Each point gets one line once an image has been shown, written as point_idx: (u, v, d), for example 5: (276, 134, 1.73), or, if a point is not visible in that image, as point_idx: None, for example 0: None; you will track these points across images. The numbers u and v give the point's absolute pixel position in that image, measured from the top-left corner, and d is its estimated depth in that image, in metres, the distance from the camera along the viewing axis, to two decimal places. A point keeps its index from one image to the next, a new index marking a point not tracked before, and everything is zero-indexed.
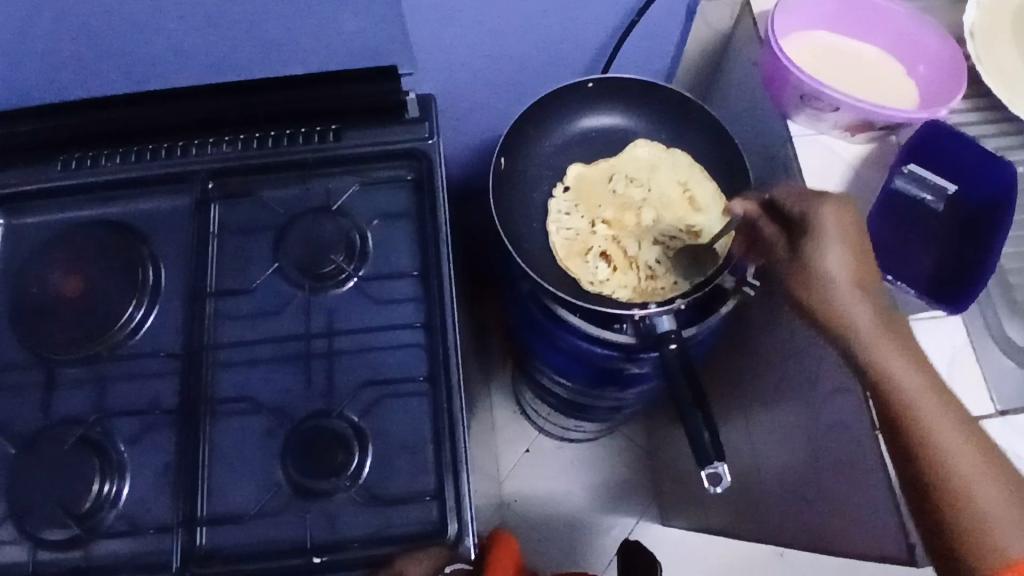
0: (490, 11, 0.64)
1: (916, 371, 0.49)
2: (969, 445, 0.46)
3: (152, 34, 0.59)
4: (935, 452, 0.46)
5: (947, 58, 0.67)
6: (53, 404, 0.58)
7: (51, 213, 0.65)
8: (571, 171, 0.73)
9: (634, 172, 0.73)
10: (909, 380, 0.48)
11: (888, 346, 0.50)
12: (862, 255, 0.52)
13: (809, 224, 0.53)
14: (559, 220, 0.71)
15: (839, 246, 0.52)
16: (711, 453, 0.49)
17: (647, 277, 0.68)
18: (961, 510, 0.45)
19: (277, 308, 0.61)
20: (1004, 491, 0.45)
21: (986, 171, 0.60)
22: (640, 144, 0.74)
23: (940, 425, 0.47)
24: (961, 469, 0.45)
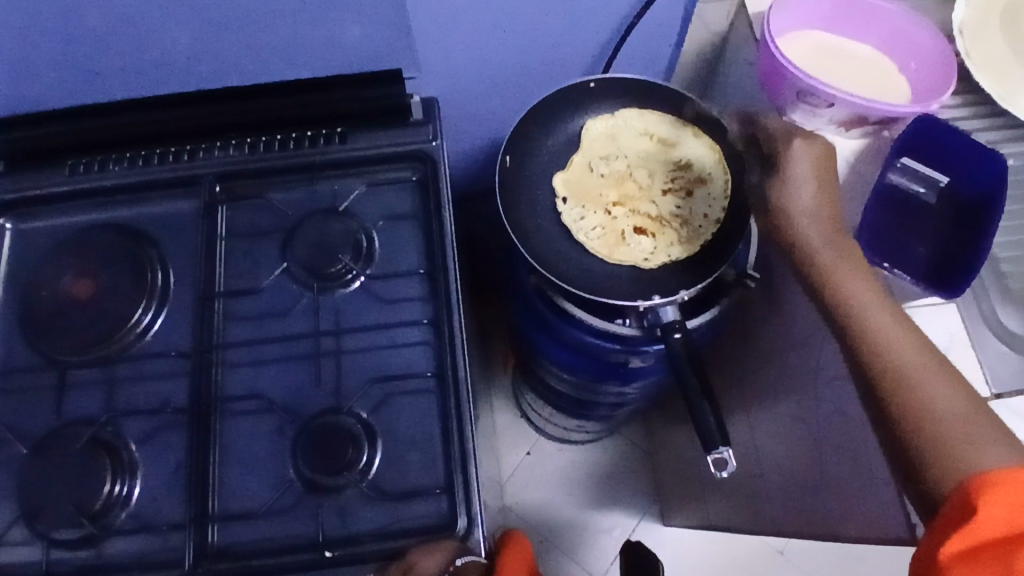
0: (493, 13, 0.66)
1: (877, 302, 0.55)
2: (926, 367, 0.52)
3: (160, 39, 0.60)
4: (897, 372, 0.51)
5: (937, 55, 0.69)
6: (64, 405, 0.59)
7: (60, 217, 0.66)
8: (556, 182, 0.73)
9: (605, 151, 0.74)
10: (872, 311, 0.54)
11: (852, 278, 0.56)
12: (830, 198, 0.60)
13: (785, 165, 0.62)
14: (578, 228, 0.71)
15: (809, 189, 0.60)
16: (717, 438, 0.52)
17: (684, 224, 0.71)
18: (921, 425, 0.49)
19: (286, 306, 0.62)
20: (958, 408, 0.50)
21: (977, 163, 0.62)
22: (589, 124, 0.75)
23: (900, 348, 0.52)
24: (919, 386, 0.51)
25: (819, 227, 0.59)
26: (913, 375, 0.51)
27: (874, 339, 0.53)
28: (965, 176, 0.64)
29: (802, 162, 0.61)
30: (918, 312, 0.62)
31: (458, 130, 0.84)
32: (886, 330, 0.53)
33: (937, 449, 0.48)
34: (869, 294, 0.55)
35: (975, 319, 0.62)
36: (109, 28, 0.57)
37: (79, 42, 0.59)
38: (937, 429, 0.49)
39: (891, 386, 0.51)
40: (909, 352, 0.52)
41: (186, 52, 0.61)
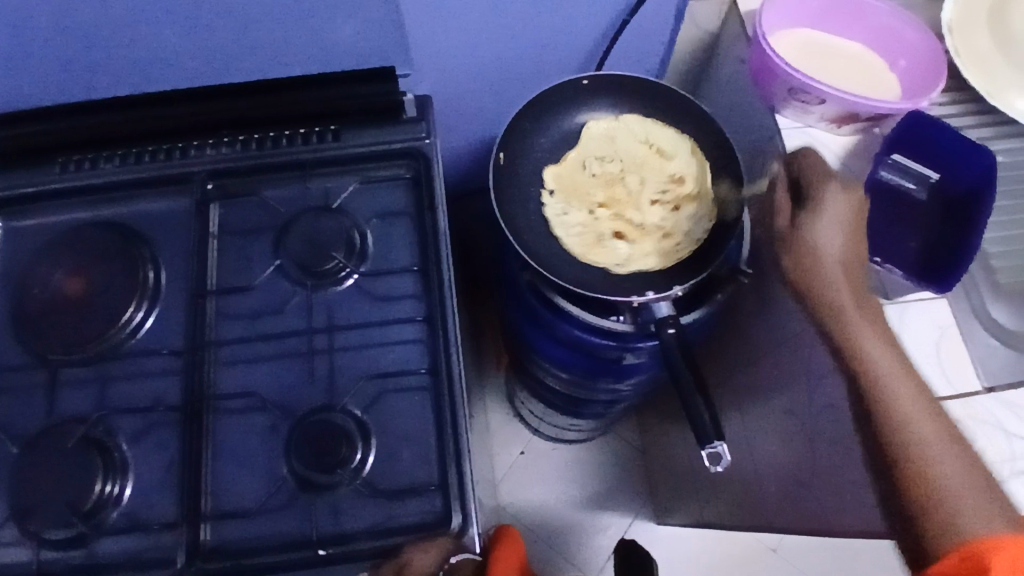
0: (486, 10, 0.66)
1: (888, 354, 0.54)
2: (930, 424, 0.52)
3: (152, 35, 0.59)
4: (904, 431, 0.51)
5: (926, 52, 0.70)
6: (55, 404, 0.58)
7: (50, 215, 0.65)
8: (547, 175, 0.74)
9: (601, 151, 0.75)
10: (883, 362, 0.53)
11: (864, 327, 0.55)
12: (851, 238, 0.57)
13: (813, 200, 0.59)
14: (561, 222, 0.71)
15: (834, 227, 0.57)
16: (711, 433, 0.51)
17: (665, 237, 0.71)
18: (923, 485, 0.50)
19: (279, 304, 0.62)
20: (959, 469, 0.51)
21: (967, 160, 0.63)
22: (591, 124, 0.75)
23: (908, 406, 0.52)
24: (925, 446, 0.51)
25: (836, 270, 0.57)
26: (919, 434, 0.51)
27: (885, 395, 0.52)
28: (954, 172, 0.64)
29: (829, 205, 0.58)
30: (909, 306, 0.62)
31: (451, 128, 0.84)
32: (896, 386, 0.52)
33: (936, 511, 0.49)
34: (879, 344, 0.54)
35: (965, 314, 0.62)
36: (100, 21, 0.57)
37: (70, 38, 0.58)
38: (938, 491, 0.50)
39: (898, 445, 0.51)
40: (917, 408, 0.52)
41: (178, 47, 0.61)
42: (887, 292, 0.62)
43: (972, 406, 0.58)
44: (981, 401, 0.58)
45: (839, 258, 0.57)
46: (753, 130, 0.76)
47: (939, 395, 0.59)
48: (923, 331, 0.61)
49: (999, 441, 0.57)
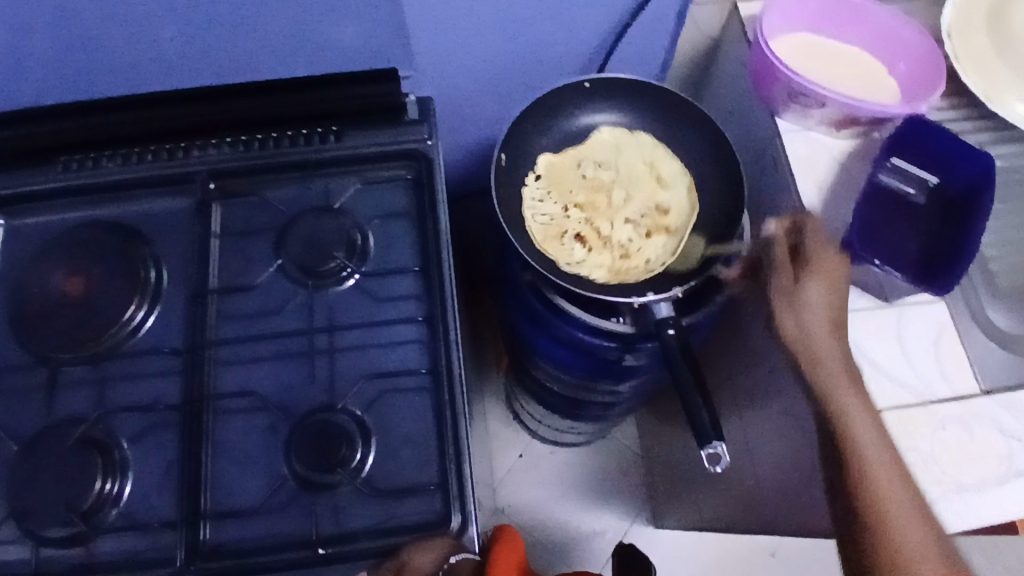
0: (488, 12, 0.66)
1: (866, 413, 0.55)
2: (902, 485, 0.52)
3: (155, 34, 0.60)
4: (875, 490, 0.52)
5: (926, 56, 0.70)
6: (55, 403, 0.58)
7: (51, 214, 0.65)
8: (540, 160, 0.75)
9: (601, 157, 0.76)
10: (862, 429, 0.54)
11: (844, 386, 0.56)
12: (837, 301, 0.58)
13: (812, 256, 0.60)
14: (534, 206, 0.73)
15: (822, 289, 0.58)
16: (711, 433, 0.52)
17: (622, 256, 0.71)
18: (888, 543, 0.50)
19: (280, 304, 0.62)
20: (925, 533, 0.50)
21: (964, 162, 0.63)
22: (605, 130, 0.76)
23: (880, 466, 0.52)
24: (892, 506, 0.51)
25: (822, 330, 0.58)
26: (889, 493, 0.51)
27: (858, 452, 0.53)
28: (950, 175, 0.65)
29: (823, 270, 0.59)
30: (906, 309, 0.63)
31: (452, 131, 0.84)
32: (871, 445, 0.53)
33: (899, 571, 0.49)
34: (857, 402, 0.55)
35: (965, 317, 0.63)
36: (102, 18, 0.57)
37: (74, 36, 0.58)
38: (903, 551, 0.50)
39: (867, 503, 0.51)
40: (889, 467, 0.52)
41: (182, 47, 0.62)
42: (885, 294, 0.62)
43: (971, 407, 0.59)
44: (980, 403, 0.59)
45: (828, 318, 0.58)
46: (754, 134, 0.77)
47: (939, 397, 0.59)
48: (921, 333, 0.62)
49: (996, 443, 0.58)
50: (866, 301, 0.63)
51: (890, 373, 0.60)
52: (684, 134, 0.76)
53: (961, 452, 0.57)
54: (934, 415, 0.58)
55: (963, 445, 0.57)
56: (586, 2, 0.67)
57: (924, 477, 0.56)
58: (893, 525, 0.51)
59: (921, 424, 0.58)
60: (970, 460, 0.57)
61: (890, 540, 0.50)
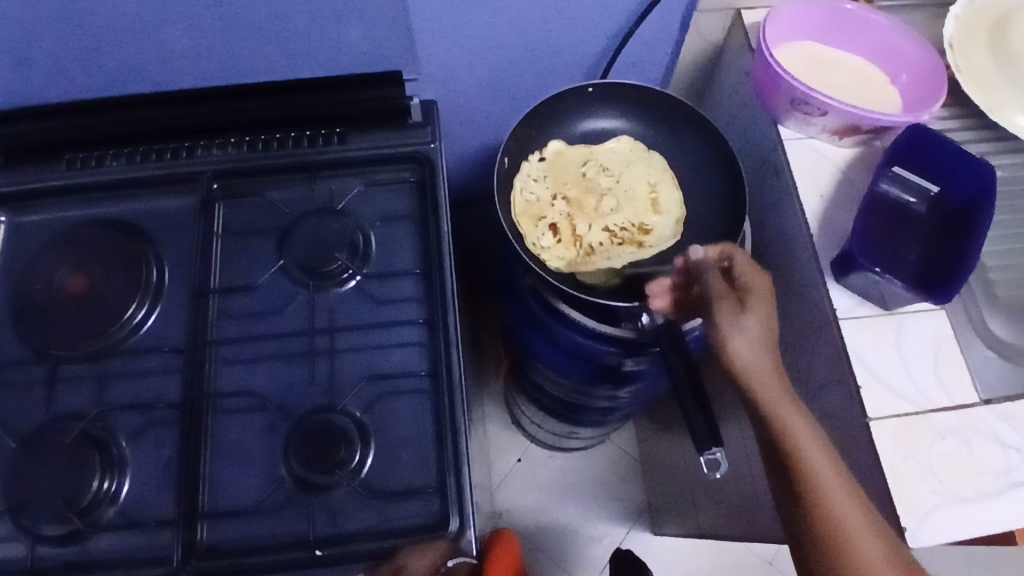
0: (492, 18, 0.66)
1: (814, 434, 0.51)
2: (859, 507, 0.50)
3: (160, 34, 0.60)
4: (834, 519, 0.50)
5: (928, 66, 0.71)
6: (54, 400, 0.58)
7: (55, 212, 0.66)
8: (551, 144, 0.75)
9: (608, 162, 0.76)
10: (811, 451, 0.51)
11: (791, 409, 0.52)
12: (770, 323, 0.53)
13: (744, 285, 0.55)
14: (525, 183, 0.74)
15: (756, 315, 0.53)
16: (709, 440, 0.51)
17: (584, 256, 0.71)
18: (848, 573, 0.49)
19: (282, 304, 0.62)
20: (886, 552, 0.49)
21: (965, 172, 0.64)
22: (623, 138, 0.76)
23: (834, 492, 0.50)
24: (852, 533, 0.49)
25: (762, 354, 0.52)
26: (845, 521, 0.50)
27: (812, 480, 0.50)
28: (952, 183, 0.65)
29: (761, 296, 0.54)
30: (907, 318, 0.63)
31: (456, 134, 0.84)
32: (823, 471, 0.50)
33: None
34: (805, 423, 0.52)
35: (965, 327, 0.63)
36: (107, 17, 0.57)
37: (79, 34, 0.59)
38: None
39: (826, 535, 0.50)
40: (844, 492, 0.50)
41: (187, 46, 0.62)
42: (887, 302, 0.62)
43: (971, 418, 0.59)
44: (979, 413, 0.59)
45: (767, 346, 0.53)
46: (757, 142, 0.77)
47: (939, 407, 0.59)
48: (922, 342, 0.62)
49: (993, 454, 0.58)
50: (866, 310, 0.63)
51: (890, 382, 0.59)
52: (687, 141, 0.76)
53: (959, 463, 0.57)
54: (934, 424, 0.58)
55: (962, 456, 0.57)
56: (590, 8, 0.67)
57: (923, 487, 0.56)
58: (851, 552, 0.49)
59: (921, 434, 0.58)
60: (967, 471, 0.57)
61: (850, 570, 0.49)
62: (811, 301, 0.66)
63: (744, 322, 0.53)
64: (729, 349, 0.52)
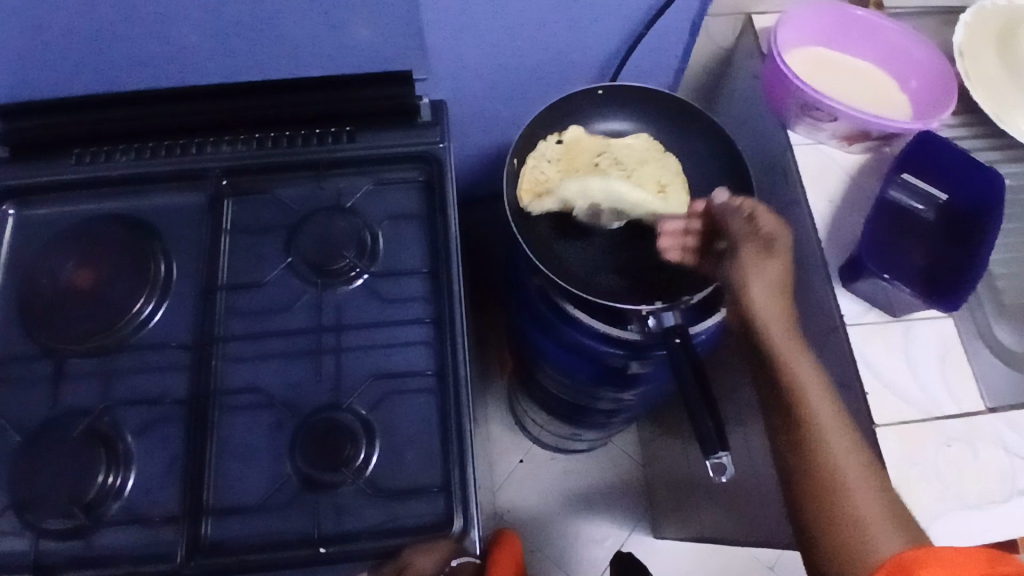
0: (503, 19, 0.67)
1: (820, 384, 0.56)
2: (854, 445, 0.55)
3: (172, 31, 0.60)
4: (832, 461, 0.54)
5: (937, 73, 0.71)
6: (60, 394, 0.58)
7: (63, 206, 0.66)
8: (571, 129, 0.74)
9: (623, 157, 0.73)
10: (813, 390, 0.56)
11: (797, 352, 0.57)
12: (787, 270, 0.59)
13: (769, 228, 0.60)
14: (539, 162, 0.73)
15: (775, 261, 0.59)
16: (715, 444, 0.52)
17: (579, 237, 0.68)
18: (842, 511, 0.52)
19: (289, 302, 0.62)
20: (876, 490, 0.53)
21: (975, 180, 0.64)
22: (641, 136, 0.75)
23: (835, 437, 0.54)
24: (846, 468, 0.53)
25: (776, 307, 0.58)
26: (842, 465, 0.53)
27: (813, 423, 0.55)
28: (961, 190, 0.65)
29: (782, 244, 0.59)
30: (915, 324, 0.63)
31: (464, 134, 0.84)
32: (825, 416, 0.55)
33: (854, 535, 0.51)
34: (809, 367, 0.57)
35: (972, 334, 0.63)
36: (119, 14, 0.58)
37: (91, 31, 0.59)
38: (857, 516, 0.52)
39: (826, 476, 0.53)
40: (844, 439, 0.54)
41: (197, 44, 0.62)
42: (894, 308, 0.62)
43: (977, 425, 0.59)
44: (986, 421, 0.59)
45: (779, 289, 0.59)
46: (765, 146, 0.77)
47: (946, 413, 0.59)
48: (929, 349, 0.62)
49: (999, 462, 0.58)
50: (873, 316, 0.63)
51: (897, 388, 0.59)
52: (695, 144, 0.76)
53: (964, 469, 0.57)
54: (941, 430, 0.58)
55: (968, 463, 0.57)
56: (600, 11, 0.68)
57: (928, 493, 0.56)
58: (847, 492, 0.53)
59: (927, 440, 0.58)
60: (973, 477, 0.57)
61: (844, 508, 0.52)
62: (818, 306, 0.66)
63: (763, 263, 0.59)
64: (747, 285, 0.58)
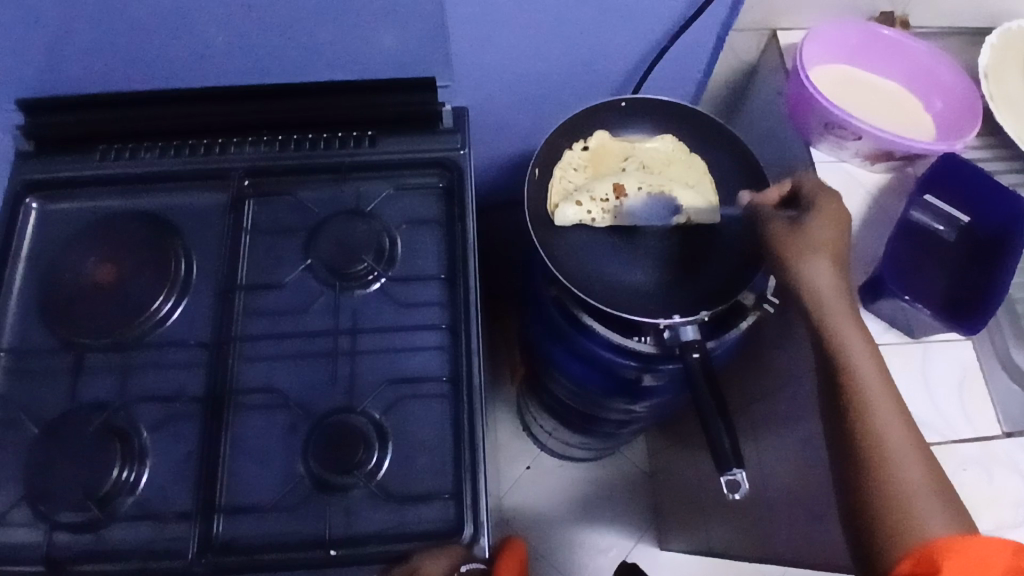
0: (527, 30, 0.67)
1: (870, 353, 0.54)
2: (900, 417, 0.52)
3: (200, 34, 0.61)
4: (879, 435, 0.51)
5: (962, 93, 0.71)
6: (78, 388, 0.59)
7: (86, 201, 0.66)
8: (595, 136, 0.75)
9: (648, 161, 0.74)
10: (860, 358, 0.54)
11: (847, 320, 0.55)
12: (840, 235, 0.58)
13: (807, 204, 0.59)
14: (565, 171, 0.73)
15: (824, 226, 0.58)
16: (731, 459, 0.52)
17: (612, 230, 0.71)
18: (886, 490, 0.50)
19: (307, 304, 0.63)
20: (921, 466, 0.51)
21: (997, 203, 0.64)
22: (666, 138, 0.75)
23: (885, 414, 0.52)
24: (892, 439, 0.51)
25: (828, 273, 0.56)
26: (889, 440, 0.51)
27: (863, 396, 0.52)
28: (985, 216, 0.65)
29: (826, 206, 0.59)
30: (931, 346, 0.63)
31: (484, 141, 0.85)
32: (875, 389, 0.53)
33: (901, 513, 0.49)
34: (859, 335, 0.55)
35: (988, 358, 0.63)
36: (146, 16, 0.58)
37: (119, 31, 0.59)
38: (903, 495, 0.49)
39: (872, 451, 0.51)
40: (893, 416, 0.52)
41: (225, 45, 0.62)
42: (913, 330, 0.63)
43: (992, 450, 0.59)
44: (1001, 446, 0.59)
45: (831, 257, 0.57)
46: (787, 161, 0.77)
47: (961, 437, 0.59)
48: (947, 372, 0.62)
49: (1015, 487, 0.58)
50: (892, 336, 0.64)
51: (914, 408, 0.60)
52: (716, 156, 0.76)
53: (980, 494, 0.57)
54: (957, 455, 0.58)
55: (984, 488, 0.57)
56: (625, 25, 0.68)
57: None
58: (893, 471, 0.50)
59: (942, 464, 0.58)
60: (990, 504, 0.57)
61: (888, 484, 0.50)
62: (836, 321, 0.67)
63: (806, 229, 0.58)
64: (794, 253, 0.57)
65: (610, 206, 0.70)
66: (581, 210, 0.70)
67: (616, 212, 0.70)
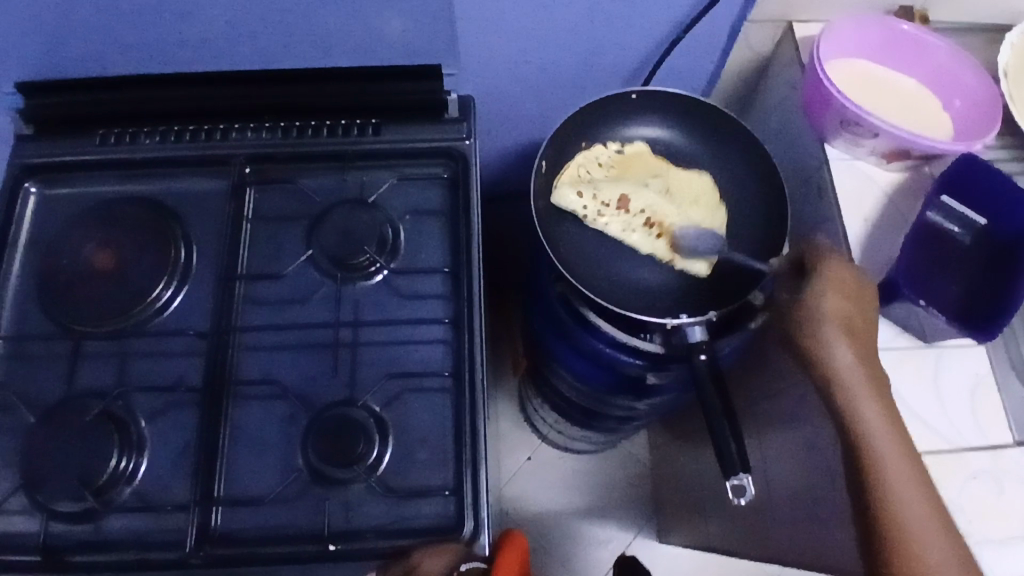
0: (535, 16, 0.65)
1: (884, 422, 0.55)
2: (917, 489, 0.53)
3: (200, 18, 0.59)
4: (895, 504, 0.52)
5: (983, 94, 0.70)
6: (77, 376, 0.58)
7: (84, 185, 0.65)
8: (635, 144, 0.74)
9: (674, 186, 0.72)
10: (876, 428, 0.54)
11: (862, 390, 0.56)
12: (853, 301, 0.58)
13: (820, 272, 0.59)
14: (588, 165, 0.73)
15: (834, 295, 0.58)
16: (738, 464, 0.51)
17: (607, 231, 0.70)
18: (904, 561, 0.51)
19: (308, 296, 0.62)
20: (940, 537, 0.52)
21: (1014, 206, 0.63)
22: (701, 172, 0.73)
23: (905, 486, 0.53)
24: (908, 510, 0.52)
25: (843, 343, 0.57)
26: (905, 510, 0.52)
27: (878, 466, 0.53)
28: (1003, 220, 0.64)
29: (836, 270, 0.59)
30: (942, 352, 0.63)
31: (492, 130, 0.83)
32: (891, 461, 0.54)
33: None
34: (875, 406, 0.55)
35: (999, 363, 0.62)
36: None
37: (117, 13, 0.58)
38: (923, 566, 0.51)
39: (889, 521, 0.52)
40: (909, 488, 0.53)
41: (225, 27, 0.61)
42: (927, 335, 0.62)
43: (999, 456, 0.58)
44: (1010, 454, 0.59)
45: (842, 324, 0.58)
46: (801, 157, 0.76)
47: (970, 444, 0.59)
48: (959, 379, 0.62)
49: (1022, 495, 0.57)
50: (904, 341, 0.63)
51: (923, 415, 0.60)
52: (728, 150, 0.74)
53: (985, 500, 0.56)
54: (965, 464, 0.58)
55: (992, 497, 0.57)
56: (636, 14, 0.66)
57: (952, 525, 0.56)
58: (913, 540, 0.52)
59: (950, 472, 0.58)
60: (995, 510, 0.56)
61: (906, 554, 0.51)
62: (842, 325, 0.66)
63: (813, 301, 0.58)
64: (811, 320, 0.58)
65: (608, 211, 0.70)
66: (580, 201, 0.70)
67: (609, 219, 0.70)
